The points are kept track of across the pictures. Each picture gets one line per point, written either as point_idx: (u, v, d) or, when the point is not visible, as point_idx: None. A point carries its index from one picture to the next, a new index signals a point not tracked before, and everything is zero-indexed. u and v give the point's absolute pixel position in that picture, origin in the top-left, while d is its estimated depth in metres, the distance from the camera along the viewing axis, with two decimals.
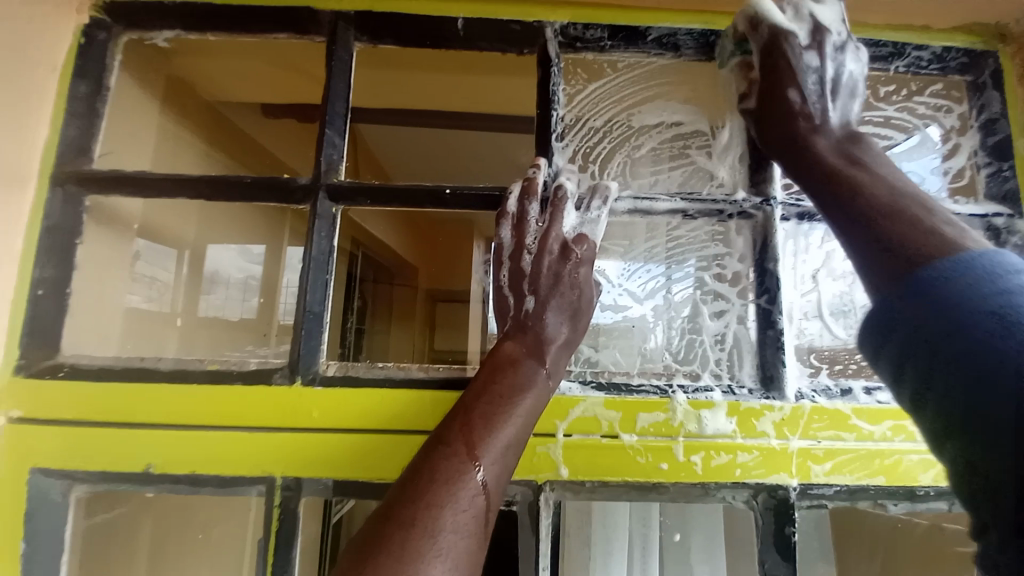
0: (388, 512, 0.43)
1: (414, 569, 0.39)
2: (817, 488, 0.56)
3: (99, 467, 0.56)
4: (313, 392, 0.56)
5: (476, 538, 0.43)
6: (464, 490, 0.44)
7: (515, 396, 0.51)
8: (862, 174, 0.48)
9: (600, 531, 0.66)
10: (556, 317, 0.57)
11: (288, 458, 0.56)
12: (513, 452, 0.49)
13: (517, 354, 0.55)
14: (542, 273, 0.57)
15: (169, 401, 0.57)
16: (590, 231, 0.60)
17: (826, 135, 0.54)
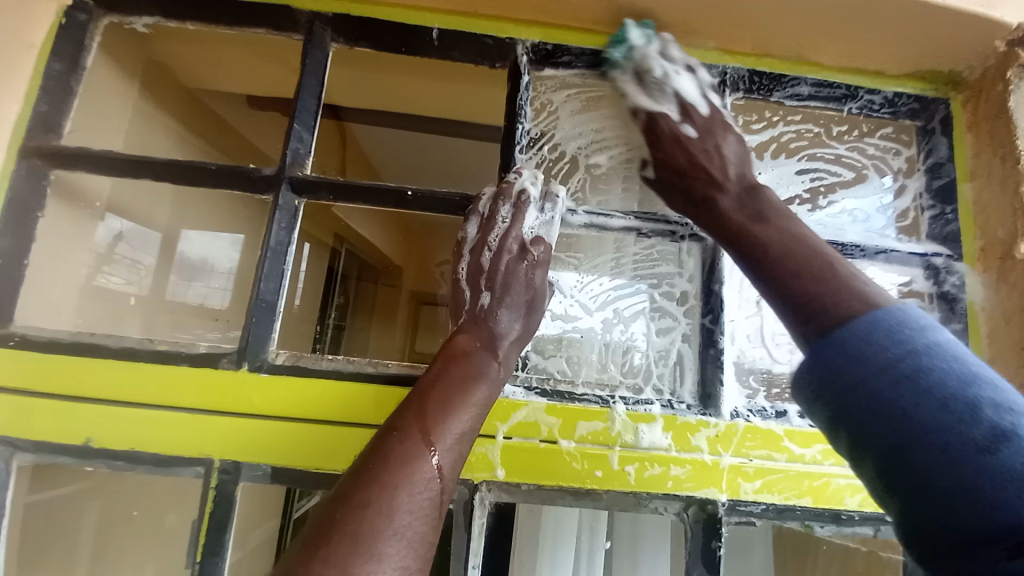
0: (344, 494, 0.43)
1: (371, 547, 0.40)
2: (744, 504, 0.57)
3: (39, 439, 0.56)
4: (259, 379, 0.57)
5: (430, 518, 0.44)
6: (419, 474, 0.45)
7: (468, 386, 0.52)
8: (768, 234, 0.51)
9: (550, 536, 0.67)
10: (509, 313, 0.59)
11: (229, 441, 0.56)
12: (468, 438, 0.50)
13: (470, 347, 0.56)
14: (499, 271, 0.60)
15: (114, 378, 0.57)
16: (546, 234, 0.63)
17: (729, 193, 0.57)
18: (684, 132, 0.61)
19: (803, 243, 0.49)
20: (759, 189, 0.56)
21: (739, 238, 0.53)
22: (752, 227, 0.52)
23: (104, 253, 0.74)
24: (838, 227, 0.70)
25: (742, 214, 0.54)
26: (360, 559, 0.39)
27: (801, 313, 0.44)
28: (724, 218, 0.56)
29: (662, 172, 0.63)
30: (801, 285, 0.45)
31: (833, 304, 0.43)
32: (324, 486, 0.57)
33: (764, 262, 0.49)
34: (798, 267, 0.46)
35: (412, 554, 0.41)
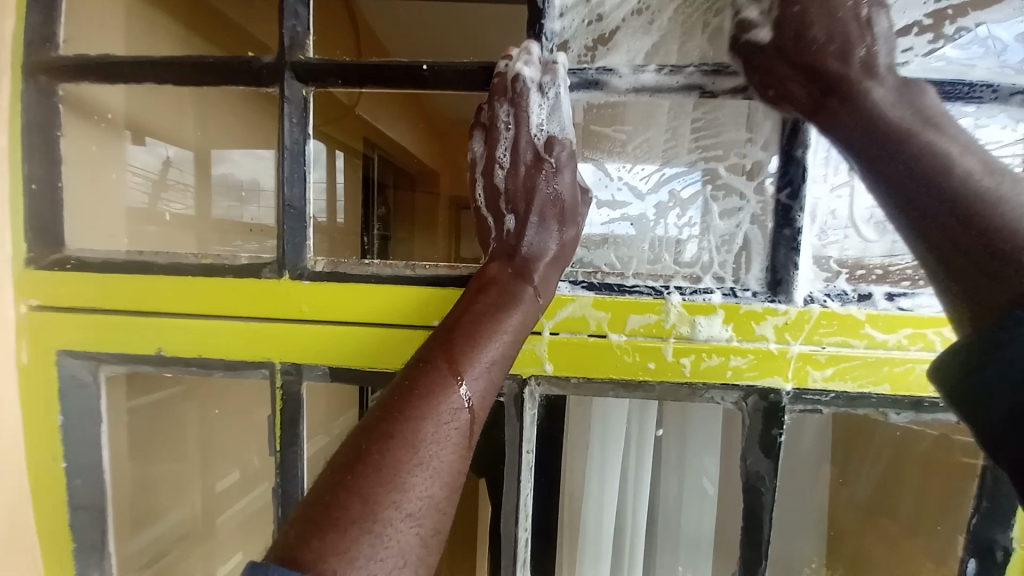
0: (371, 424, 0.42)
1: (396, 477, 0.39)
2: (812, 393, 0.54)
3: (117, 351, 0.61)
4: (301, 287, 0.57)
5: (458, 448, 0.43)
6: (445, 405, 0.43)
7: (499, 313, 0.48)
8: (935, 137, 0.44)
9: (600, 426, 0.68)
10: (541, 228, 0.53)
11: (285, 345, 0.58)
12: (498, 368, 0.47)
13: (502, 274, 0.52)
14: (517, 190, 0.53)
15: (170, 293, 0.59)
16: (559, 128, 0.52)
17: (886, 84, 0.47)
18: (790, 88, 0.49)
19: (959, 156, 0.44)
20: (916, 86, 0.47)
21: (898, 137, 0.45)
22: (920, 131, 0.45)
23: (156, 178, 0.74)
24: (962, 63, 0.54)
25: (908, 123, 0.45)
26: (384, 487, 0.39)
27: (945, 221, 0.42)
28: (882, 116, 0.46)
29: (778, 40, 0.48)
30: (967, 200, 0.42)
31: (986, 218, 0.41)
32: (376, 382, 0.58)
33: (937, 175, 0.43)
34: (959, 177, 0.43)
35: (437, 484, 0.41)
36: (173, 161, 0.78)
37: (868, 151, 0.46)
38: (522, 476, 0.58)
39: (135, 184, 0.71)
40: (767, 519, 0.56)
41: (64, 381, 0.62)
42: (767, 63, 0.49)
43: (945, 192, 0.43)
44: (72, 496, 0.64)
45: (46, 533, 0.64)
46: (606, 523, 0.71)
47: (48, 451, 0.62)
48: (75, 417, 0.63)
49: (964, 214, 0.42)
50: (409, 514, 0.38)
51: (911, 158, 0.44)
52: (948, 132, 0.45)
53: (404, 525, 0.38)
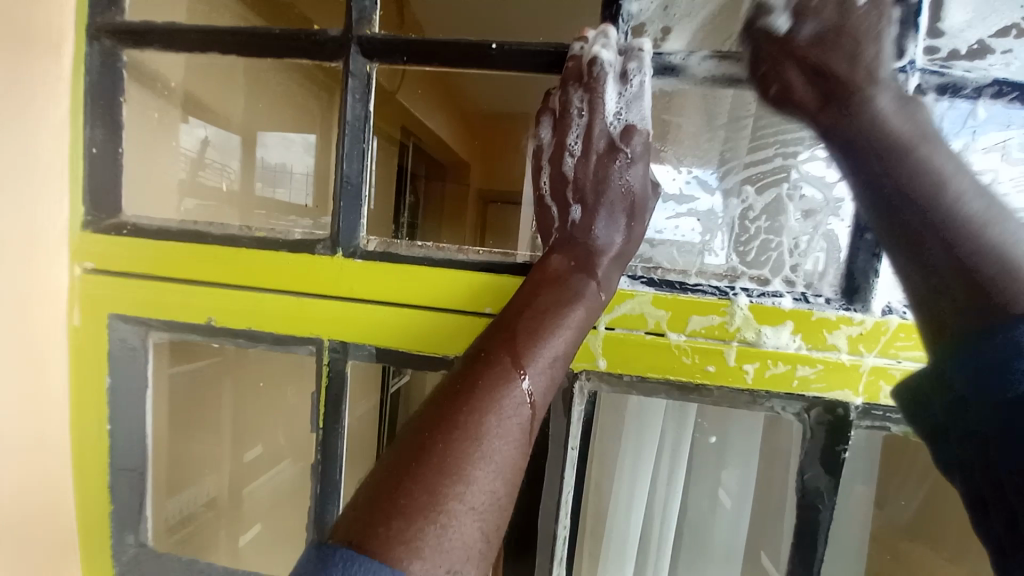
0: (432, 412, 0.41)
1: (461, 469, 0.38)
2: (882, 409, 0.50)
3: (167, 319, 0.61)
4: (352, 265, 0.56)
5: (520, 444, 0.42)
6: (509, 397, 0.42)
7: (563, 306, 0.47)
8: (932, 157, 0.45)
9: (636, 431, 0.66)
10: (607, 223, 0.51)
11: (334, 323, 0.57)
12: (559, 364, 0.46)
13: (564, 266, 0.50)
14: (586, 180, 0.51)
15: (222, 263, 0.59)
16: (638, 118, 0.50)
17: (890, 92, 0.46)
18: (795, 68, 0.47)
19: (952, 175, 0.44)
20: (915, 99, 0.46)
21: (892, 153, 0.45)
22: (914, 147, 0.45)
23: (196, 157, 0.74)
24: None
25: (910, 135, 0.45)
26: (450, 479, 0.37)
27: (936, 242, 0.43)
28: (885, 125, 0.45)
29: (792, 35, 0.46)
30: (959, 224, 0.42)
31: (974, 241, 0.41)
32: (422, 367, 0.57)
33: (924, 204, 0.44)
34: (949, 202, 0.43)
35: (499, 480, 0.40)
36: (210, 142, 0.77)
37: (867, 159, 0.47)
38: (566, 472, 0.56)
39: (179, 161, 0.71)
40: (824, 536, 0.53)
41: (114, 344, 0.62)
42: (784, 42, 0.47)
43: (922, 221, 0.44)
44: (113, 458, 0.64)
45: (85, 494, 0.64)
46: (635, 528, 0.69)
47: (93, 411, 0.63)
48: (121, 381, 0.63)
49: (942, 237, 0.43)
50: (473, 508, 0.37)
51: (905, 178, 0.45)
52: (940, 153, 0.45)
53: (467, 519, 0.37)
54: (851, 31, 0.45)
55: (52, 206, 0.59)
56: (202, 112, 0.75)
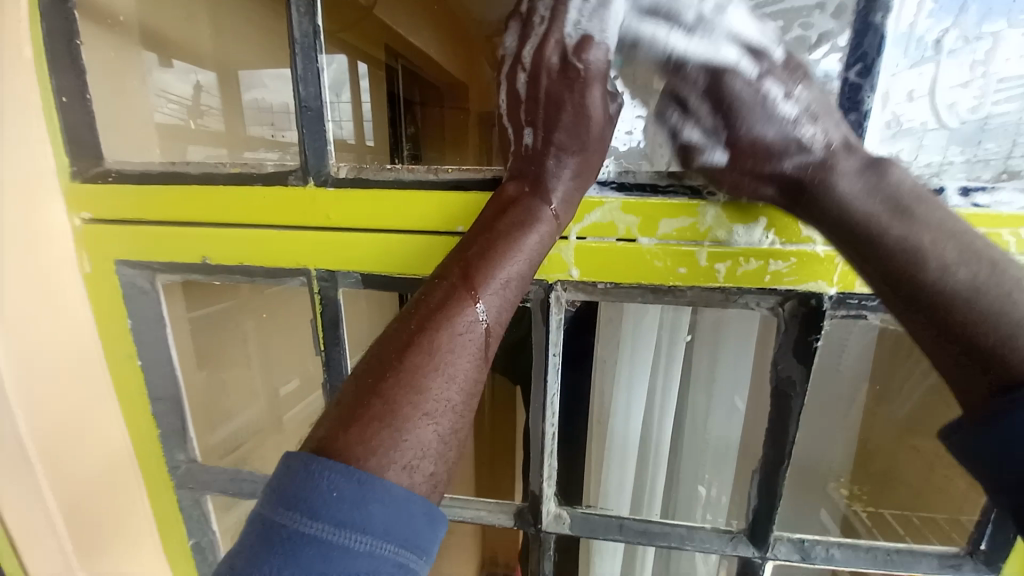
0: (390, 336, 0.44)
1: (416, 381, 0.41)
2: (857, 298, 0.50)
3: (168, 260, 0.65)
4: (326, 193, 0.57)
5: (475, 359, 0.44)
6: (460, 318, 0.44)
7: (516, 231, 0.46)
8: (909, 230, 0.40)
9: (631, 338, 0.69)
10: (562, 151, 0.48)
11: (319, 252, 0.59)
12: (516, 285, 0.46)
13: (517, 193, 0.48)
14: (540, 95, 0.48)
15: (205, 203, 0.61)
16: (599, 28, 0.46)
17: (846, 165, 0.42)
18: (778, 155, 0.44)
19: (934, 244, 0.39)
20: (883, 162, 0.42)
21: (865, 235, 0.42)
22: (886, 228, 0.41)
23: (190, 104, 0.75)
24: None
25: (879, 210, 0.41)
26: (404, 391, 0.41)
27: (934, 321, 0.39)
28: (847, 216, 0.42)
29: (734, 166, 0.46)
30: (951, 297, 0.38)
31: (961, 309, 0.38)
32: (406, 289, 0.60)
33: (915, 282, 0.40)
34: (933, 276, 0.39)
35: (455, 389, 0.43)
36: (203, 87, 0.77)
37: (843, 243, 0.43)
38: (550, 377, 0.60)
39: (167, 108, 0.72)
40: (794, 422, 0.56)
41: (126, 287, 0.67)
42: (750, 150, 0.45)
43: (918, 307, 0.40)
44: (149, 388, 0.71)
45: (133, 420, 0.73)
46: (633, 425, 0.75)
47: (123, 348, 0.70)
48: (140, 321, 0.69)
49: (937, 310, 0.39)
50: (427, 414, 0.41)
51: (880, 255, 0.41)
52: (927, 215, 0.40)
53: (423, 423, 0.41)
54: (777, 149, 0.44)
55: (38, 160, 0.61)
56: (183, 56, 0.74)
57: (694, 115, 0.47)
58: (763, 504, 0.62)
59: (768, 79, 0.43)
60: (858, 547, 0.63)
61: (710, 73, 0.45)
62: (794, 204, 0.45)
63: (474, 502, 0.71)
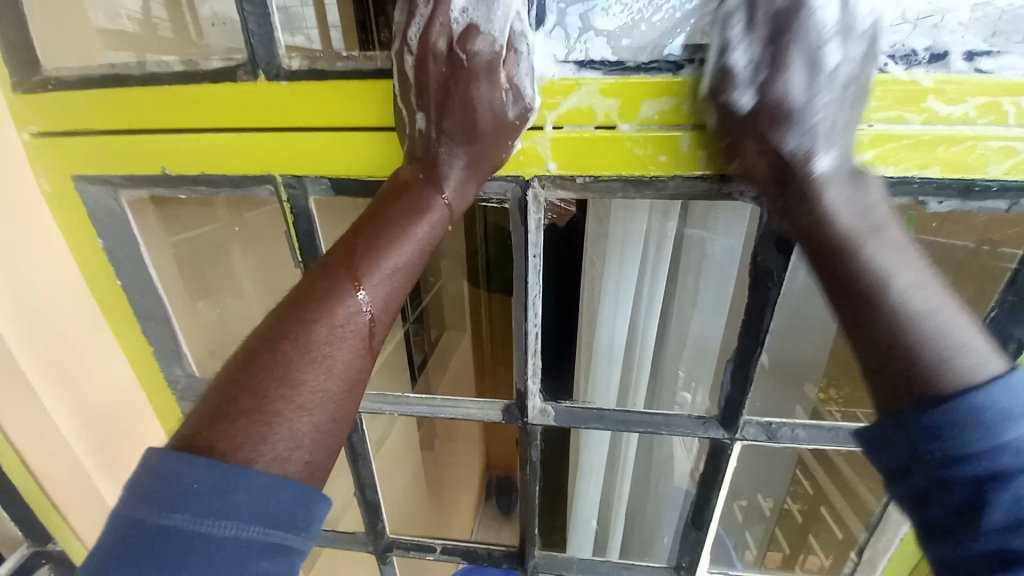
0: (267, 327, 0.44)
1: (288, 374, 0.42)
2: None
3: (127, 173, 0.61)
4: (282, 89, 0.52)
5: (355, 351, 0.45)
6: (339, 310, 0.44)
7: (406, 218, 0.48)
8: (873, 250, 0.42)
9: (620, 235, 0.69)
10: (452, 139, 0.49)
11: (282, 156, 0.56)
12: (402, 277, 0.48)
13: (412, 179, 0.50)
14: (428, 83, 0.47)
15: (154, 107, 0.56)
16: (484, 16, 0.45)
17: (836, 167, 0.43)
18: (789, 123, 0.42)
19: (894, 270, 0.42)
20: (863, 178, 0.45)
21: (834, 244, 0.43)
22: (860, 244, 0.43)
23: (144, 17, 0.64)
24: None
25: (852, 226, 0.43)
26: (275, 383, 0.41)
27: (883, 339, 0.41)
28: (826, 225, 0.43)
29: (755, 114, 0.43)
30: (906, 319, 0.41)
31: (909, 335, 0.40)
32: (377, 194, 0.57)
33: (872, 298, 0.42)
34: (894, 298, 0.41)
35: (331, 382, 0.43)
36: None
37: (815, 249, 0.45)
38: (530, 279, 0.60)
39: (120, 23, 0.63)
40: (771, 309, 0.58)
41: (92, 205, 0.65)
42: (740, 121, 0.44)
43: (877, 326, 0.42)
44: (136, 308, 0.72)
45: (126, 340, 0.75)
46: (620, 327, 0.77)
47: (102, 269, 0.69)
48: (113, 240, 0.67)
49: (891, 330, 0.41)
50: (300, 407, 0.41)
51: (847, 268, 0.43)
52: (887, 244, 0.43)
53: (294, 417, 0.41)
54: (807, 107, 0.42)
55: None
56: None
57: (754, 36, 0.41)
58: (735, 390, 0.66)
59: (829, 44, 0.41)
60: (823, 426, 0.67)
61: (735, 21, 0.41)
62: (781, 196, 0.46)
63: (464, 401, 0.75)
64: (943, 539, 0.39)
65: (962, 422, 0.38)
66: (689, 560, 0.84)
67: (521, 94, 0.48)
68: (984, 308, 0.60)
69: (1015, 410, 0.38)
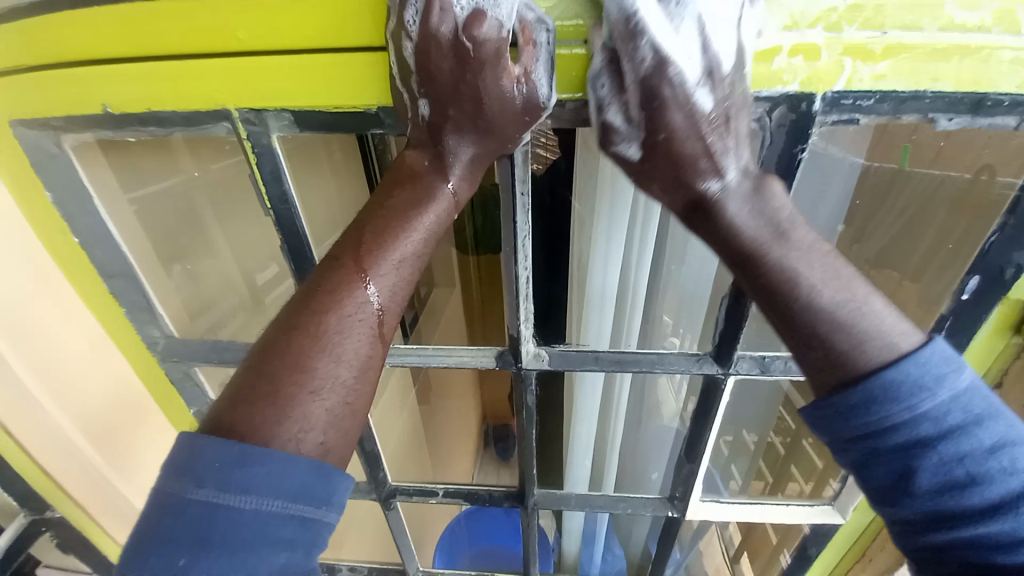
0: (286, 316, 0.44)
1: (303, 362, 0.42)
2: (852, 97, 0.47)
3: (66, 113, 0.55)
4: (226, 4, 0.46)
5: (367, 339, 0.45)
6: (351, 300, 0.44)
7: (412, 208, 0.48)
8: (784, 256, 0.44)
9: (609, 175, 0.65)
10: (459, 127, 0.47)
11: (236, 85, 0.51)
12: (408, 266, 0.47)
13: (417, 166, 0.49)
14: (434, 73, 0.44)
15: (86, 31, 0.50)
16: (492, 2, 0.42)
17: (735, 195, 0.45)
18: (682, 133, 0.44)
19: (804, 268, 0.44)
20: (768, 182, 0.46)
21: (746, 256, 0.45)
22: (766, 252, 0.45)
23: None
24: None
25: (762, 240, 0.45)
26: (291, 371, 0.41)
27: (807, 343, 0.44)
28: (732, 237, 0.45)
29: (642, 161, 0.47)
30: (824, 320, 0.43)
31: (825, 333, 0.43)
32: (345, 128, 0.52)
33: (788, 296, 0.44)
34: (804, 296, 0.43)
35: (344, 368, 0.43)
36: None
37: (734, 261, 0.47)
38: (519, 218, 0.57)
39: None
40: None
41: (33, 151, 0.59)
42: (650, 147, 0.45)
43: (799, 323, 0.44)
44: (99, 267, 0.67)
45: (93, 302, 0.70)
46: (611, 274, 0.75)
47: (56, 224, 0.64)
48: (63, 193, 0.61)
49: (811, 335, 0.43)
50: (314, 391, 0.42)
51: (767, 278, 0.45)
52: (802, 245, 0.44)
53: (311, 400, 0.41)
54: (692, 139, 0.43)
55: None
56: None
57: (625, 98, 0.44)
58: (729, 326, 0.65)
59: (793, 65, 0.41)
60: None
61: (657, 59, 0.41)
62: (693, 217, 0.48)
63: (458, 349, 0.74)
64: (896, 498, 0.42)
65: (889, 396, 0.41)
66: (681, 492, 0.87)
67: (534, 90, 0.46)
68: (983, 234, 0.57)
69: (929, 379, 0.40)
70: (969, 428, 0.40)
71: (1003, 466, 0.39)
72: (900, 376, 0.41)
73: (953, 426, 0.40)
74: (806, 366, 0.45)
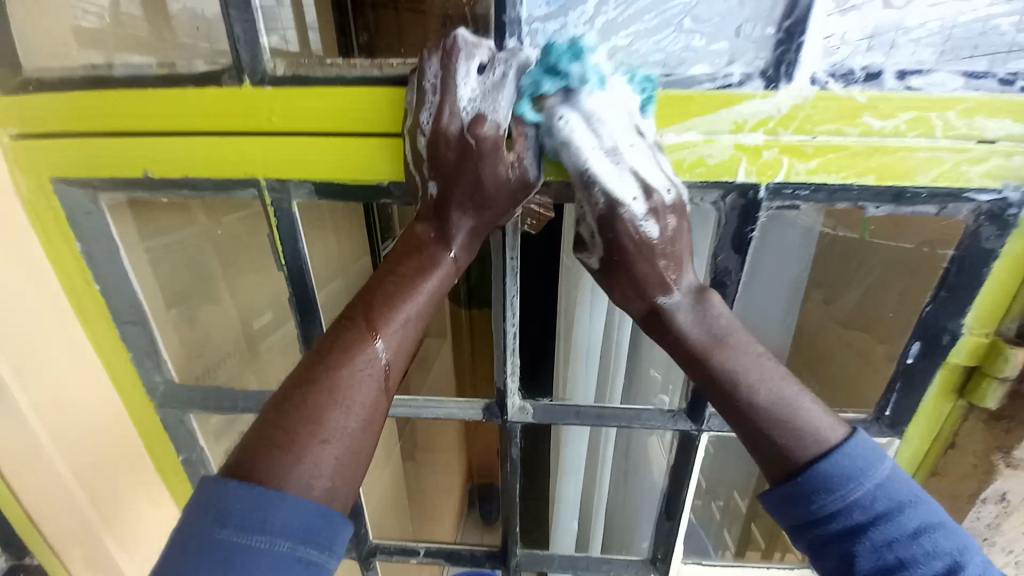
0: (299, 371, 0.48)
1: (315, 414, 0.46)
2: (793, 186, 0.55)
3: (109, 175, 0.62)
4: (266, 93, 0.54)
5: (374, 393, 0.49)
6: (361, 356, 0.49)
7: (418, 275, 0.53)
8: (733, 359, 0.51)
9: None
10: (463, 205, 0.54)
11: (265, 158, 0.58)
12: (413, 325, 0.52)
13: (425, 237, 0.55)
14: (444, 160, 0.52)
15: (138, 109, 0.57)
16: (491, 107, 0.51)
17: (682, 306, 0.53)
18: (643, 251, 0.51)
19: (752, 369, 0.50)
20: (708, 295, 0.53)
21: (693, 361, 0.52)
22: (711, 355, 0.51)
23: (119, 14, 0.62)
24: None
25: (710, 347, 0.51)
26: (303, 422, 0.45)
27: (756, 432, 0.50)
28: (682, 343, 0.52)
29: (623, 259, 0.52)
30: (766, 412, 0.49)
31: (773, 425, 0.49)
32: (359, 197, 0.59)
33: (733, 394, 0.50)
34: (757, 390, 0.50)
35: (353, 420, 0.47)
36: None
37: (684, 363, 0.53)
38: (509, 280, 0.63)
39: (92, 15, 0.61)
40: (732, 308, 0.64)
41: (71, 208, 0.65)
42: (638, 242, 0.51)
43: (747, 418, 0.50)
44: (115, 314, 0.72)
45: (101, 347, 0.74)
46: (596, 330, 0.81)
47: (80, 274, 0.69)
48: (92, 245, 0.67)
49: (764, 425, 0.49)
50: (324, 442, 0.45)
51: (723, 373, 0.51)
52: None
53: (320, 451, 0.45)
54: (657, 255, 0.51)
55: None
56: None
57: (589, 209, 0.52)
58: (701, 384, 0.70)
59: None
60: None
61: (609, 201, 0.50)
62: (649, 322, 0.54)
63: (448, 401, 0.77)
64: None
65: (828, 484, 0.47)
66: (662, 552, 0.88)
67: (525, 169, 0.53)
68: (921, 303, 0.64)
69: (857, 470, 0.47)
70: (895, 514, 0.47)
71: (926, 551, 0.45)
72: (830, 467, 0.47)
73: (881, 512, 0.47)
74: (758, 451, 0.51)
